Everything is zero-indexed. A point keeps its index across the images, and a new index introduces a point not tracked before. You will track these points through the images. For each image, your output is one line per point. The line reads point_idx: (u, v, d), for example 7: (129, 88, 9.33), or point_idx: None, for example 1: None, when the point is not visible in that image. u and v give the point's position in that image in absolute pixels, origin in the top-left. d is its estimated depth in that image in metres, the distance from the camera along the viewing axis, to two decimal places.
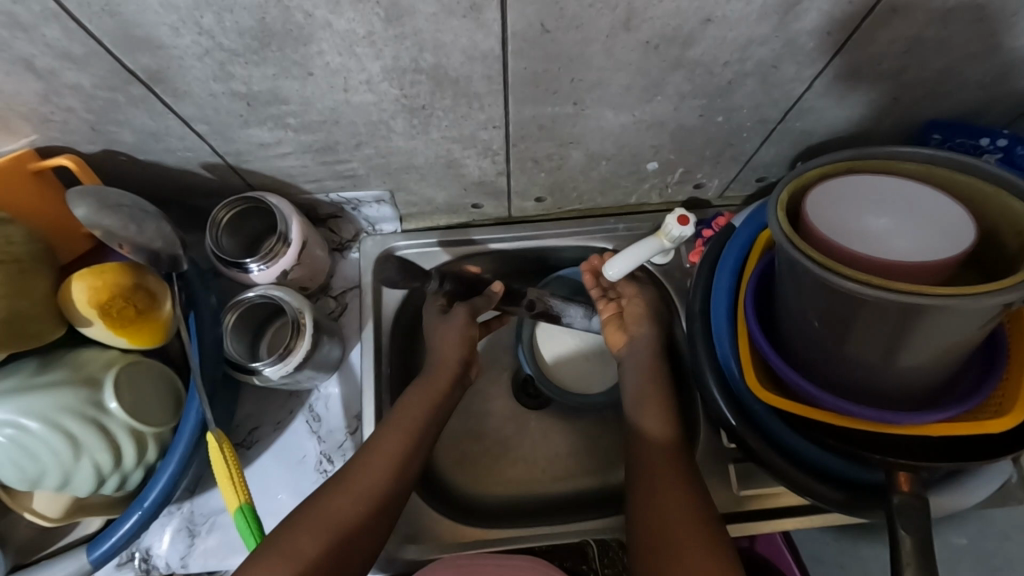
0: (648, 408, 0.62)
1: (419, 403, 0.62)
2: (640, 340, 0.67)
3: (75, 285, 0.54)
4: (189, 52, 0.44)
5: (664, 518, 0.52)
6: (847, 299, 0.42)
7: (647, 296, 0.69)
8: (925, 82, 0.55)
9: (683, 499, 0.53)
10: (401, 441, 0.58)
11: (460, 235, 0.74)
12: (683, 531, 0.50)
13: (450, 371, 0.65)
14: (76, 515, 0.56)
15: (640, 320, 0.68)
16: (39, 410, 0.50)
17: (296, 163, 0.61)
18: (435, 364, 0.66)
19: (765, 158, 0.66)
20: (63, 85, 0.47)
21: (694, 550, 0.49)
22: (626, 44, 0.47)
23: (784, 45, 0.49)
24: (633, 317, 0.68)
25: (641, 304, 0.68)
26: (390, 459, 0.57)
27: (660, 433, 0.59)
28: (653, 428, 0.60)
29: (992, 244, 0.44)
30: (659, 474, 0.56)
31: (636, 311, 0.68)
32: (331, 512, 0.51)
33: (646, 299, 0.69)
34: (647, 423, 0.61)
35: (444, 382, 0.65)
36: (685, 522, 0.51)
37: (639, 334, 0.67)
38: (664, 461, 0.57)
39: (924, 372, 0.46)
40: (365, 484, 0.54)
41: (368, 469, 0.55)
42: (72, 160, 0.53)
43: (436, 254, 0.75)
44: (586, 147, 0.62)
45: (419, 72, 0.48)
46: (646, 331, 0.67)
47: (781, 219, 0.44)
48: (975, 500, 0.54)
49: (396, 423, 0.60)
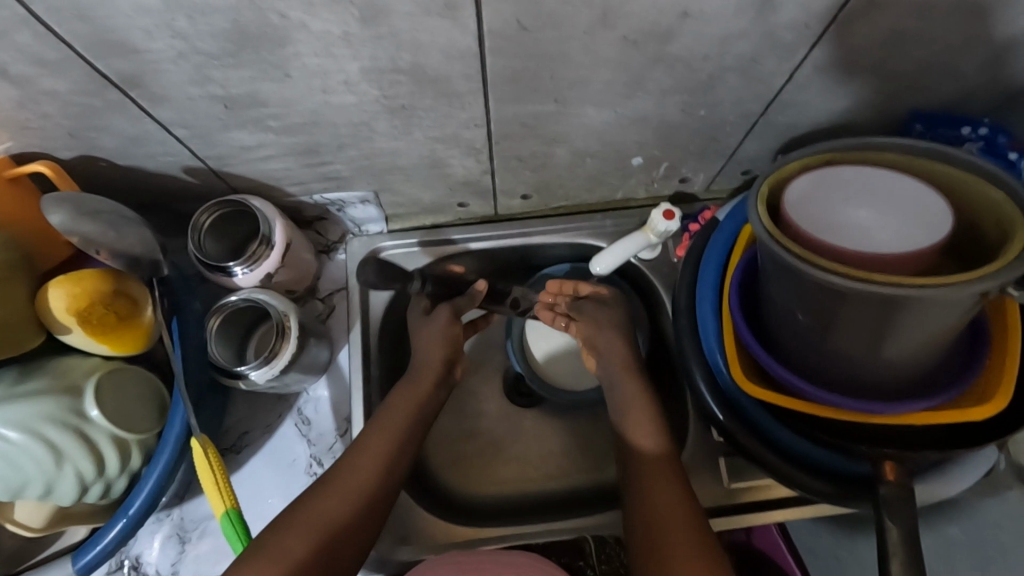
0: (637, 416, 0.60)
1: (405, 403, 0.61)
2: (613, 357, 0.64)
3: (53, 292, 0.53)
4: (164, 56, 0.44)
5: (657, 525, 0.51)
6: (829, 292, 0.42)
7: (608, 313, 0.66)
8: (906, 74, 0.55)
9: (676, 506, 0.52)
10: (388, 442, 0.58)
11: (434, 236, 0.74)
12: (678, 537, 0.49)
13: (434, 372, 0.64)
14: (60, 524, 0.56)
15: (607, 339, 0.65)
16: (19, 419, 0.50)
17: (279, 165, 0.60)
18: (420, 364, 0.64)
19: (750, 151, 0.66)
20: (38, 92, 0.47)
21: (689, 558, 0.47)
22: (605, 40, 0.47)
23: (763, 39, 0.49)
24: (598, 336, 0.65)
25: (603, 323, 0.65)
26: (378, 460, 0.56)
27: (650, 443, 0.57)
28: (642, 438, 0.58)
29: (971, 234, 0.45)
30: (651, 482, 0.54)
31: (600, 333, 0.65)
32: (319, 513, 0.51)
33: (608, 317, 0.66)
34: (637, 433, 0.59)
35: (428, 383, 0.63)
36: (680, 528, 0.50)
37: (613, 350, 0.64)
38: (657, 468, 0.55)
39: (908, 362, 0.46)
40: (352, 485, 0.54)
41: (355, 470, 0.55)
42: (50, 167, 0.52)
43: (422, 254, 0.74)
44: (570, 144, 0.62)
45: (398, 72, 0.48)
46: (618, 348, 0.64)
47: (761, 213, 0.44)
48: (958, 488, 0.54)
49: (383, 423, 0.59)
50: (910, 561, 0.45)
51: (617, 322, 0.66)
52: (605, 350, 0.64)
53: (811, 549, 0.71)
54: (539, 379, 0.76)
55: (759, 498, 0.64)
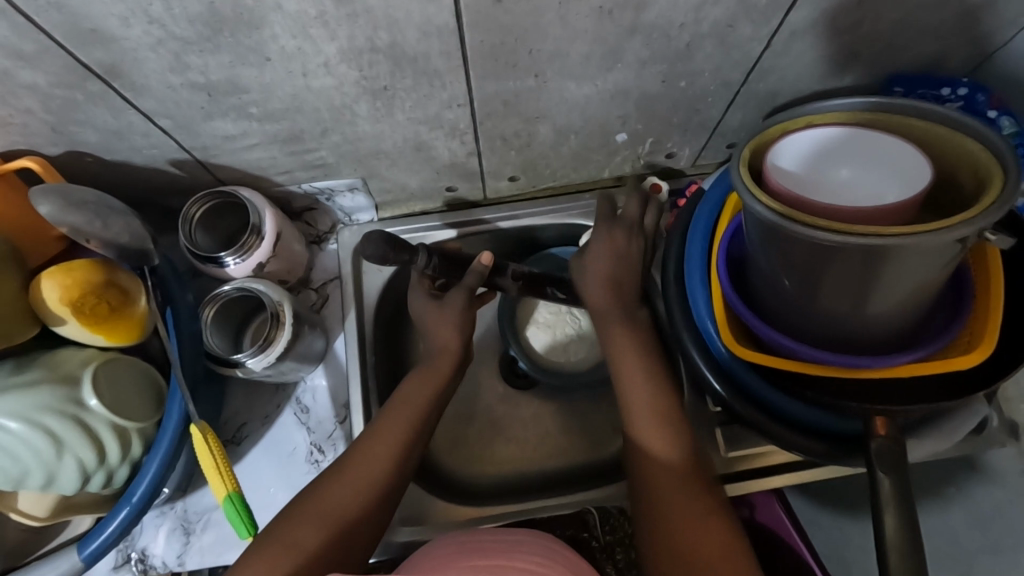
0: (632, 380, 0.56)
1: (421, 389, 0.60)
2: (613, 333, 0.58)
3: (46, 284, 0.54)
4: (142, 43, 0.44)
5: (664, 514, 0.50)
6: (812, 248, 0.41)
7: (605, 225, 0.61)
8: (882, 35, 0.55)
9: (702, 524, 0.48)
10: (402, 430, 0.57)
11: (468, 217, 0.75)
12: (694, 520, 0.49)
13: (453, 356, 0.63)
14: (64, 514, 0.57)
15: (608, 316, 0.59)
16: (18, 409, 0.50)
17: (264, 154, 0.61)
18: (436, 349, 0.63)
19: (732, 123, 0.67)
20: (20, 85, 0.47)
21: (705, 531, 0.48)
22: (579, 10, 0.47)
23: (737, 4, 0.49)
24: (602, 266, 0.60)
25: (604, 256, 0.60)
26: (390, 447, 0.56)
27: (648, 386, 0.56)
28: (637, 389, 0.56)
29: (952, 185, 0.45)
30: (650, 470, 0.52)
31: (586, 282, 0.60)
32: (330, 506, 0.51)
33: (619, 261, 0.60)
34: (632, 393, 0.56)
35: (447, 365, 0.62)
36: (694, 513, 0.49)
37: (623, 354, 0.57)
38: (652, 428, 0.54)
39: (891, 316, 0.46)
40: (361, 477, 0.54)
41: (366, 458, 0.55)
42: (36, 161, 0.53)
43: (435, 233, 0.75)
44: (553, 122, 0.62)
45: (376, 51, 0.48)
46: (612, 306, 0.59)
47: (743, 174, 0.44)
48: (926, 453, 0.52)
49: (395, 410, 0.59)
50: (904, 512, 0.45)
51: (626, 266, 0.60)
52: (603, 323, 0.59)
53: (812, 521, 0.73)
54: (536, 364, 0.77)
55: (759, 464, 0.64)
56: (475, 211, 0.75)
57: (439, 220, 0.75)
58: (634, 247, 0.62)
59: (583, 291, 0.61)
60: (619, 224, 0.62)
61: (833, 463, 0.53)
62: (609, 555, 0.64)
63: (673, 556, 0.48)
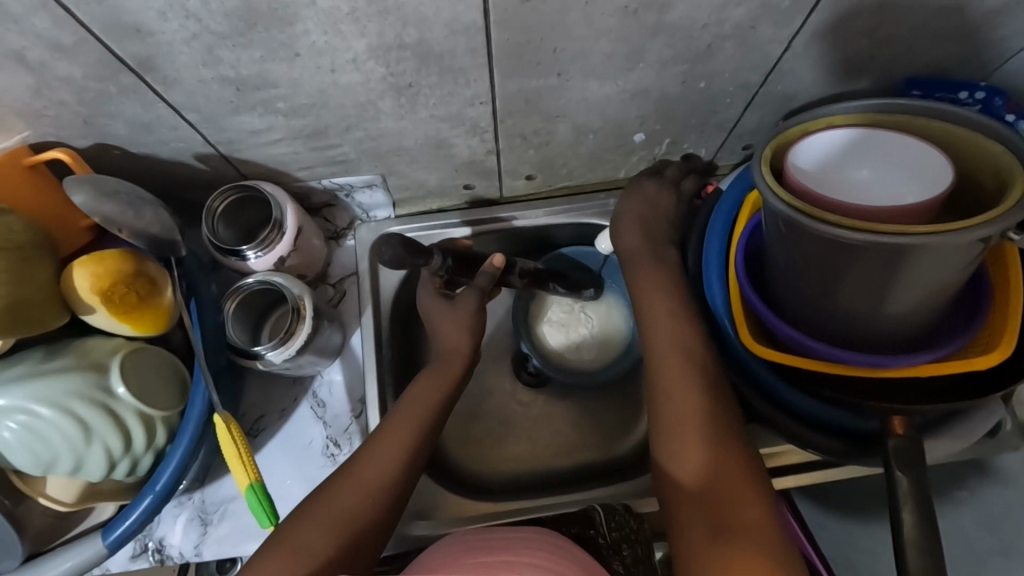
0: (660, 325, 0.57)
1: (428, 390, 0.61)
2: (641, 277, 0.61)
3: (77, 272, 0.55)
4: (177, 37, 0.45)
5: (688, 458, 0.49)
6: (832, 247, 0.42)
7: (637, 183, 0.66)
8: (901, 38, 0.56)
9: (749, 531, 0.43)
10: (410, 433, 0.58)
11: (487, 215, 0.76)
12: (722, 467, 0.47)
13: (463, 358, 0.64)
14: (89, 501, 0.58)
15: (641, 258, 0.62)
16: (50, 395, 0.51)
17: (287, 149, 0.62)
18: (445, 352, 0.65)
19: (748, 124, 0.68)
20: (55, 77, 0.48)
21: (734, 480, 0.47)
22: (605, 10, 0.48)
23: (759, 6, 0.50)
24: (636, 213, 0.65)
25: (636, 203, 0.65)
26: (401, 447, 0.56)
27: (676, 330, 0.56)
28: (663, 334, 0.56)
29: (971, 185, 0.46)
30: (676, 414, 0.51)
31: (622, 227, 0.65)
32: (342, 506, 0.52)
33: (649, 205, 0.65)
34: (655, 323, 0.57)
35: (455, 367, 0.63)
36: (725, 458, 0.48)
37: (650, 297, 0.59)
38: (671, 355, 0.54)
39: (911, 315, 0.47)
40: (372, 479, 0.54)
41: (376, 459, 0.55)
42: (66, 153, 0.54)
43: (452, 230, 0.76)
44: (573, 120, 0.63)
45: (403, 48, 0.49)
46: (644, 251, 0.63)
47: (765, 173, 0.44)
48: (943, 452, 0.53)
49: (403, 412, 0.59)
50: (922, 514, 0.45)
51: (656, 212, 0.65)
52: (633, 268, 0.62)
53: (821, 524, 0.73)
54: (549, 362, 0.77)
55: (773, 463, 0.64)
56: (494, 209, 0.77)
57: (458, 219, 0.76)
58: (663, 198, 0.66)
59: (618, 239, 0.65)
60: (649, 179, 0.67)
61: (851, 462, 0.53)
62: (617, 552, 0.59)
63: (698, 501, 0.46)
